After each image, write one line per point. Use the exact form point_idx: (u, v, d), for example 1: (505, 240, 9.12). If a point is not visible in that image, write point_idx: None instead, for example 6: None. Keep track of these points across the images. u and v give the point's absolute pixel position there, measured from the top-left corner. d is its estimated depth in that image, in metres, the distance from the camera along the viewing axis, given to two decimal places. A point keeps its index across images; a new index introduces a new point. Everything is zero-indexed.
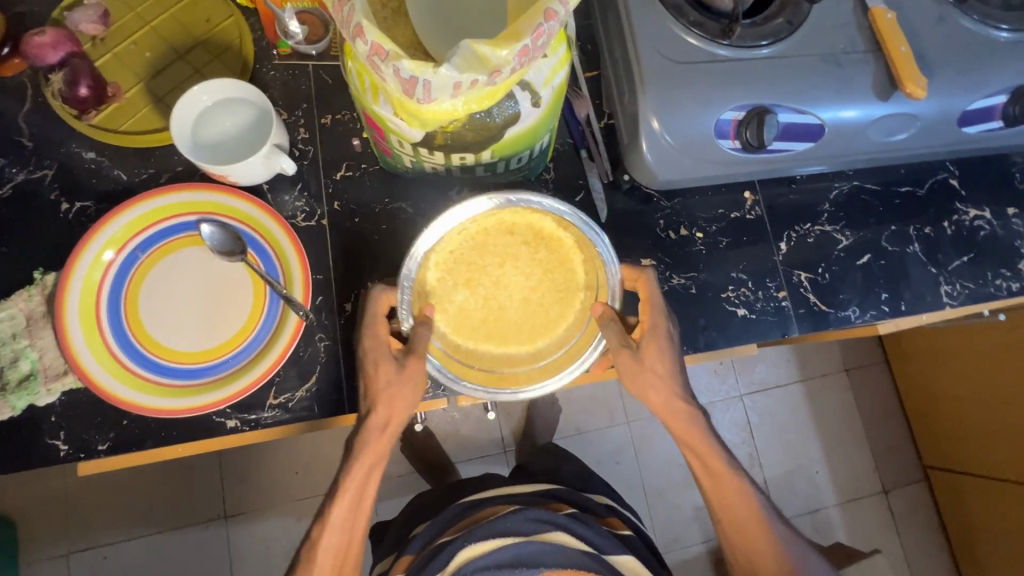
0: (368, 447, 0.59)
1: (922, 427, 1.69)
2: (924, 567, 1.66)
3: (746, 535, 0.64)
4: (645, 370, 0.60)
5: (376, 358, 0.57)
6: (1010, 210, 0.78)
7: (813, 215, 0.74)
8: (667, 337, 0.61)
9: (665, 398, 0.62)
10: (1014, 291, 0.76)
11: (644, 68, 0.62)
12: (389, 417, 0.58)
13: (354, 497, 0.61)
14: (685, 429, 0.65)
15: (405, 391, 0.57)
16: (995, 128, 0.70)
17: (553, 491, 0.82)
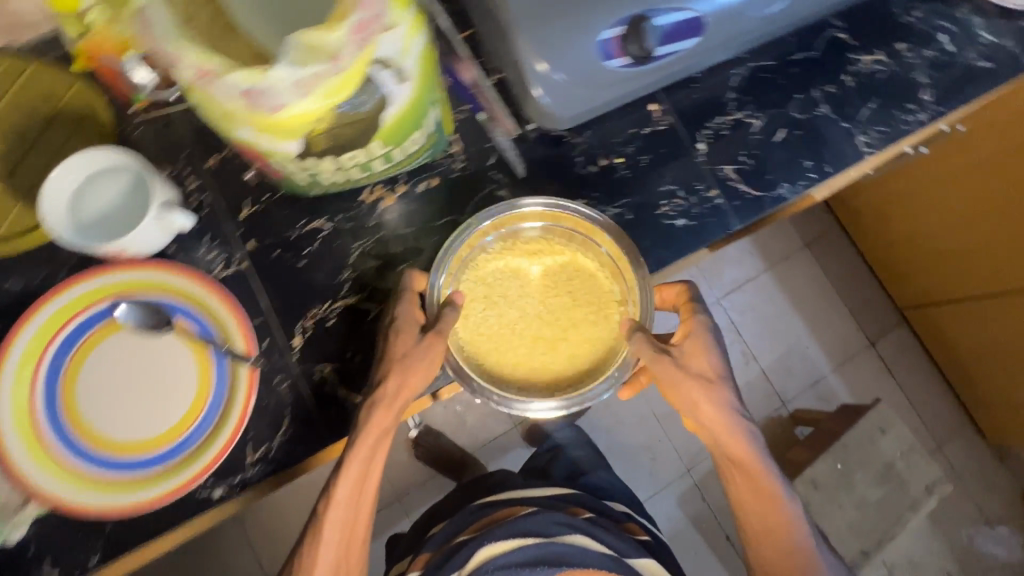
0: (372, 422, 0.57)
1: (889, 275, 1.76)
2: (924, 399, 1.76)
3: (768, 530, 0.78)
4: (688, 377, 0.73)
5: (400, 326, 0.58)
6: (900, 47, 0.80)
7: (721, 107, 0.74)
8: (711, 341, 0.74)
9: (717, 408, 0.74)
10: (924, 121, 0.78)
11: (511, 12, 0.60)
12: (399, 387, 0.57)
13: (358, 471, 0.58)
14: (734, 450, 0.76)
15: (421, 365, 0.57)
16: None
17: (573, 497, 0.88)
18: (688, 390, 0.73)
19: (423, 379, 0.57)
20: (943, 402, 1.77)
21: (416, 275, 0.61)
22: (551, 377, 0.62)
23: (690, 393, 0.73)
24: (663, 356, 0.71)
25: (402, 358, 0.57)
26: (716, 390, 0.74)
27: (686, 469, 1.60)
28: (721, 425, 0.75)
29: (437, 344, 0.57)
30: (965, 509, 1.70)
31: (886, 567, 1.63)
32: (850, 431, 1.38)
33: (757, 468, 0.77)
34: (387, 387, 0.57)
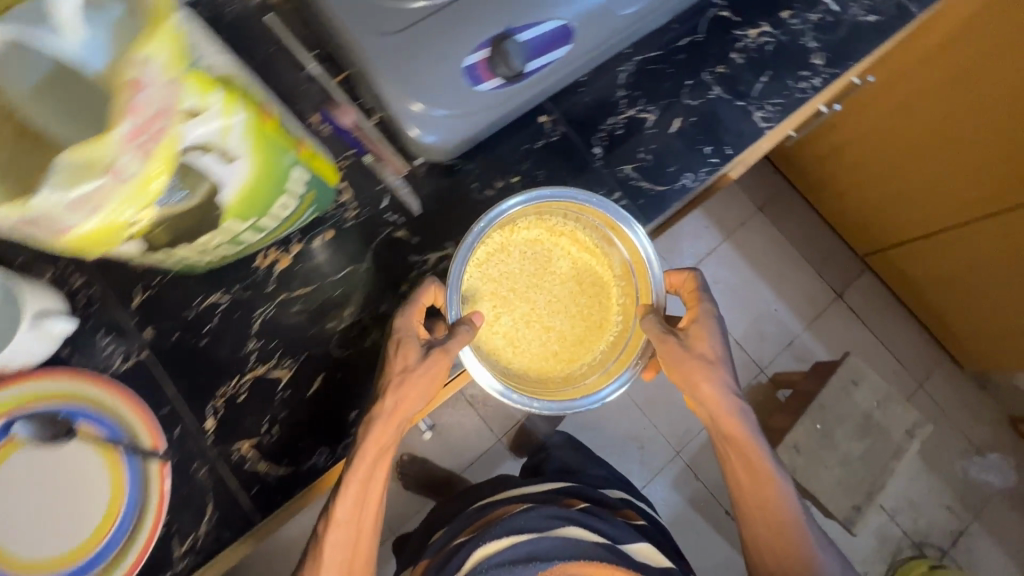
0: (373, 434, 0.59)
1: (845, 225, 1.77)
2: (898, 340, 1.78)
3: (759, 508, 0.76)
4: (689, 358, 0.73)
5: (402, 340, 0.59)
6: (784, 15, 0.79)
7: (612, 106, 0.73)
8: (713, 324, 0.75)
9: (714, 388, 0.74)
10: (819, 86, 0.78)
11: (369, 56, 0.58)
12: (397, 404, 0.59)
13: (359, 485, 0.59)
14: (728, 425, 0.76)
15: (421, 382, 0.59)
16: None
17: (564, 489, 0.86)
18: (686, 368, 0.73)
19: (418, 399, 0.59)
20: (917, 341, 1.79)
21: (428, 289, 0.61)
22: (570, 359, 0.79)
23: (692, 372, 0.73)
24: (667, 339, 0.72)
25: (405, 371, 0.59)
26: (717, 371, 0.74)
27: (676, 451, 1.62)
28: (719, 404, 0.75)
29: (441, 359, 0.59)
30: (953, 441, 1.72)
31: (885, 512, 1.65)
32: (825, 390, 1.39)
33: (751, 447, 0.76)
34: (385, 404, 0.59)
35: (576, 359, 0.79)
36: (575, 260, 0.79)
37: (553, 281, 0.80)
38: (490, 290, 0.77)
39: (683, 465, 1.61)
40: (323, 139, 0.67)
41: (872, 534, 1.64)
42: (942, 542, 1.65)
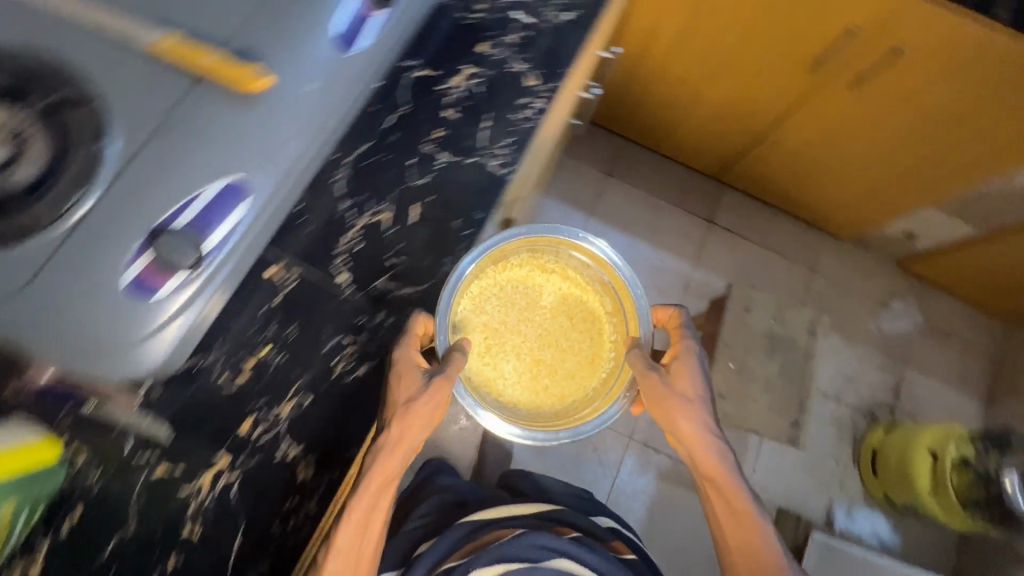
0: (380, 464, 0.61)
1: (687, 156, 1.82)
2: (777, 239, 1.85)
3: (741, 538, 0.89)
4: (673, 394, 0.91)
5: (402, 371, 0.62)
6: (482, 49, 0.75)
7: (341, 224, 0.67)
8: (690, 371, 0.93)
9: (693, 425, 0.91)
10: (543, 107, 0.74)
11: (9, 326, 0.51)
12: (402, 433, 0.62)
13: (362, 515, 0.61)
14: (706, 462, 0.91)
15: (426, 406, 0.62)
16: (382, 22, 0.66)
17: (551, 515, 0.97)
18: (668, 404, 0.90)
19: (423, 428, 0.62)
20: (793, 231, 1.86)
21: (421, 318, 0.63)
22: (562, 393, 1.01)
23: (673, 408, 0.91)
24: (650, 376, 0.91)
25: (408, 398, 0.62)
26: (696, 411, 0.91)
27: (628, 436, 1.62)
28: (698, 440, 0.91)
29: (442, 386, 0.63)
30: (858, 307, 1.81)
31: (830, 398, 1.72)
32: None
33: (729, 480, 0.90)
34: (390, 433, 0.61)
35: (566, 393, 1.01)
36: (563, 295, 1.03)
37: (545, 315, 1.05)
38: (483, 324, 1.04)
39: (640, 444, 1.62)
40: (27, 408, 0.56)
41: (829, 424, 1.70)
42: (887, 400, 1.74)
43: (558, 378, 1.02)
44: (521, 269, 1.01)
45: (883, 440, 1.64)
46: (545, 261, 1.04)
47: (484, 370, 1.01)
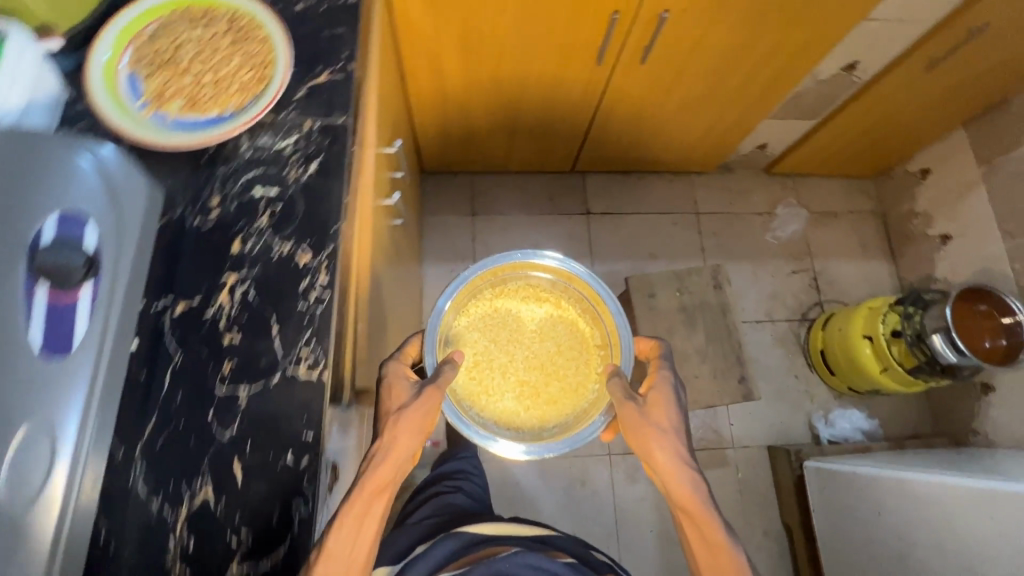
0: (377, 466, 0.65)
1: (538, 163, 1.79)
2: (654, 199, 1.87)
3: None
4: (646, 423, 0.83)
5: (391, 382, 0.74)
6: (236, 249, 0.66)
7: (160, 528, 0.57)
8: (669, 396, 0.86)
9: (668, 457, 0.82)
10: (329, 279, 0.66)
11: None
12: (395, 441, 0.67)
13: (355, 519, 0.61)
14: (680, 494, 0.81)
15: (422, 409, 0.69)
16: (94, 299, 0.56)
17: (549, 539, 0.92)
18: (641, 433, 0.83)
19: (417, 434, 0.68)
20: (664, 184, 1.88)
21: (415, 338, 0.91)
22: (544, 413, 0.95)
23: (645, 437, 0.83)
24: (626, 406, 0.84)
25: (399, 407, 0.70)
26: (673, 442, 0.82)
27: None
28: (674, 472, 0.82)
29: (434, 394, 0.71)
30: (750, 226, 1.86)
31: (765, 322, 1.77)
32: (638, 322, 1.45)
33: (705, 516, 0.80)
34: (383, 443, 0.67)
35: (546, 416, 0.94)
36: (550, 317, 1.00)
37: (533, 339, 1.01)
38: (472, 339, 0.98)
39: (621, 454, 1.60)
40: None
41: (773, 345, 1.75)
42: (813, 298, 1.80)
43: (540, 401, 0.96)
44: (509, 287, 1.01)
45: (824, 338, 1.68)
46: (536, 284, 1.03)
47: (469, 385, 0.95)
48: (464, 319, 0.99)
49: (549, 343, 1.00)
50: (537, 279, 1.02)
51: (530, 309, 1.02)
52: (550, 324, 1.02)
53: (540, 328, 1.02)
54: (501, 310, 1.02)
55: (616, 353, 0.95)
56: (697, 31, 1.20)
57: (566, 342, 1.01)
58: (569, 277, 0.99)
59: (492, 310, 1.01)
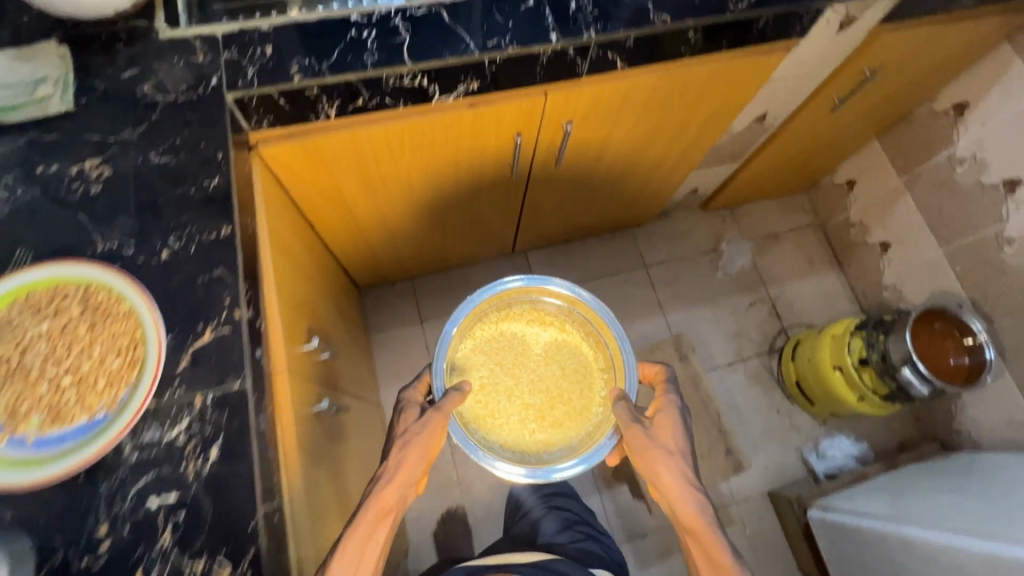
0: (388, 483, 0.81)
1: (476, 254, 1.72)
2: (600, 262, 1.83)
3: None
4: (654, 445, 0.90)
5: (405, 413, 0.91)
6: None
7: None
8: (674, 419, 0.94)
9: (676, 478, 0.89)
10: None
11: None
12: (399, 464, 0.83)
13: (358, 543, 0.76)
14: (686, 514, 0.87)
15: (424, 434, 0.86)
16: None
17: (549, 564, 1.03)
18: (649, 456, 0.90)
19: (419, 459, 0.84)
20: (606, 244, 1.85)
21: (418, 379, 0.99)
22: (549, 432, 1.00)
23: (653, 456, 0.90)
24: (633, 427, 0.91)
25: (405, 431, 0.86)
26: (679, 464, 0.90)
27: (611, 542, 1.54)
28: (678, 492, 0.88)
29: (437, 418, 0.87)
30: (700, 268, 1.84)
31: (736, 362, 1.75)
32: None
33: (710, 531, 0.86)
34: (391, 466, 0.83)
35: (551, 440, 0.99)
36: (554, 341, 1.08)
37: (540, 361, 1.08)
38: (481, 363, 1.05)
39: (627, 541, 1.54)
40: None
41: (750, 384, 1.73)
42: (776, 328, 1.79)
43: (546, 423, 1.02)
44: (514, 313, 1.08)
45: (797, 370, 1.66)
46: (542, 306, 1.10)
47: (477, 410, 1.01)
48: (471, 344, 1.06)
49: (555, 366, 1.07)
50: (542, 304, 1.09)
51: (535, 332, 1.09)
52: (556, 348, 1.09)
53: (547, 350, 1.08)
54: (508, 335, 1.08)
55: (619, 374, 1.03)
56: (601, 132, 1.18)
57: (572, 366, 1.07)
58: (572, 302, 1.06)
59: (497, 334, 1.08)
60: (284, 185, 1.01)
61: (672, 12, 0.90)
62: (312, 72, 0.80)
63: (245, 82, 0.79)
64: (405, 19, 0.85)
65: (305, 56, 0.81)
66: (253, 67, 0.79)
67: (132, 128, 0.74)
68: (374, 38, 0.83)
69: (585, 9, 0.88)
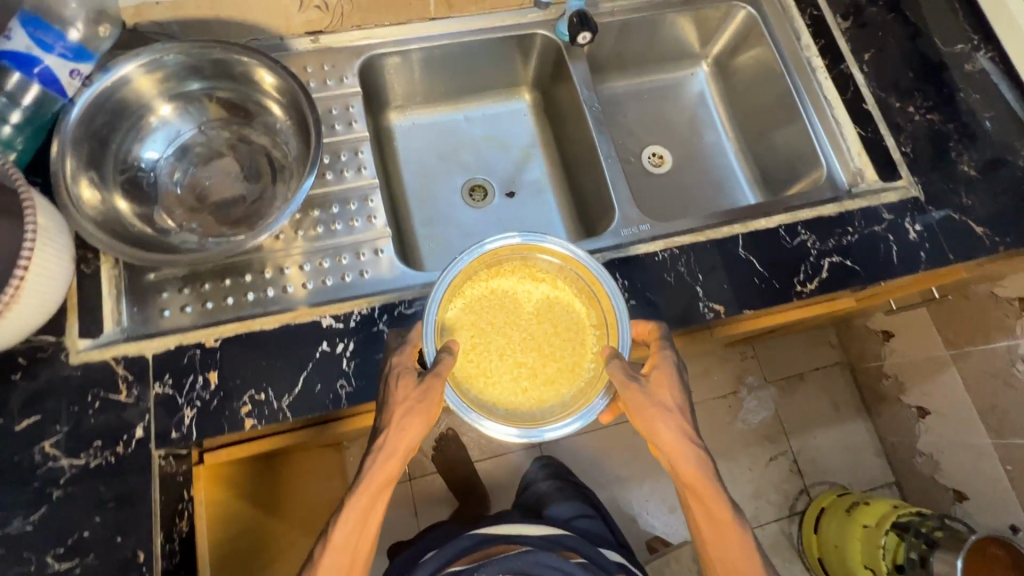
0: (381, 458, 0.60)
1: None
2: None
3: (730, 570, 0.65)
4: (651, 404, 0.63)
5: (399, 372, 0.60)
6: None
7: None
8: (676, 365, 0.67)
9: (675, 434, 0.64)
10: None
11: None
12: (397, 435, 0.60)
13: (356, 518, 0.60)
14: (688, 477, 0.65)
15: (427, 402, 0.60)
16: None
17: (559, 537, 0.85)
18: (646, 414, 0.63)
19: (421, 425, 0.61)
20: None
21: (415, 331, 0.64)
22: (541, 399, 0.64)
23: (649, 415, 0.63)
24: (630, 386, 0.61)
25: (402, 394, 0.60)
26: (680, 421, 0.65)
27: None
28: (679, 452, 0.64)
29: (434, 383, 0.59)
30: (717, 414, 1.68)
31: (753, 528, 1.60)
32: None
33: (714, 498, 0.65)
34: (387, 436, 0.60)
35: (544, 401, 0.64)
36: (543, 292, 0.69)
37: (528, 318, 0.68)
38: (470, 321, 0.67)
39: None
40: None
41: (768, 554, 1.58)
42: (797, 486, 1.65)
43: (536, 384, 0.65)
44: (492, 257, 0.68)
45: (820, 545, 1.52)
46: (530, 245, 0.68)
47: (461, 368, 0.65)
48: (457, 301, 0.67)
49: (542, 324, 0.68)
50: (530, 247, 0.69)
51: (527, 289, 0.69)
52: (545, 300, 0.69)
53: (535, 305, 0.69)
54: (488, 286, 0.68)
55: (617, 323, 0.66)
56: None
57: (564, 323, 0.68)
58: (563, 258, 0.67)
59: (485, 291, 0.68)
60: (228, 479, 0.78)
61: (727, 300, 0.73)
62: (268, 414, 0.62)
63: (180, 433, 0.60)
64: (392, 320, 0.68)
65: (260, 387, 0.63)
66: (191, 410, 0.61)
67: (25, 517, 0.56)
68: (352, 354, 0.65)
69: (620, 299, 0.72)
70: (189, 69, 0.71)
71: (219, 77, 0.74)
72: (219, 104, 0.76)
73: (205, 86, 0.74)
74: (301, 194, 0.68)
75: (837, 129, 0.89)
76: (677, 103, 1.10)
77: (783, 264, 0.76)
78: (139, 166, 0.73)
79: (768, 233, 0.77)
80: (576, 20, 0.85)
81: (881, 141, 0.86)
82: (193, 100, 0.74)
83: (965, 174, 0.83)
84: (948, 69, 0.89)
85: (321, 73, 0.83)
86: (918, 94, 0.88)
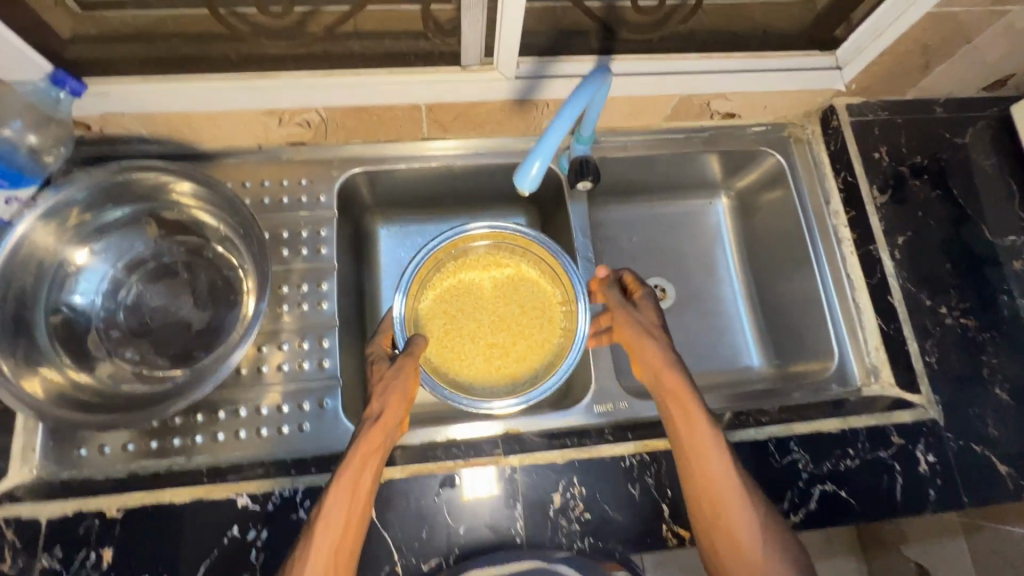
0: (367, 429, 0.59)
1: None
2: None
3: (712, 491, 0.58)
4: (641, 322, 0.67)
5: (377, 357, 0.67)
6: None
7: None
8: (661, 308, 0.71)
9: (662, 352, 0.65)
10: None
11: None
12: (382, 405, 0.61)
13: (351, 481, 0.56)
14: (673, 393, 0.63)
15: (405, 378, 0.63)
16: None
17: None
18: (637, 334, 0.67)
19: (404, 399, 0.62)
20: None
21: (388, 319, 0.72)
22: (513, 373, 0.73)
23: (640, 333, 0.66)
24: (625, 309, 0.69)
25: (377, 375, 0.64)
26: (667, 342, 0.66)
27: None
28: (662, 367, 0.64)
29: (408, 364, 0.64)
30: None
31: None
32: None
33: (700, 415, 0.61)
34: (373, 407, 0.61)
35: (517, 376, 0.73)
36: (505, 278, 0.78)
37: (495, 305, 0.77)
38: (442, 309, 0.76)
39: None
40: None
41: None
42: None
43: (508, 358, 0.74)
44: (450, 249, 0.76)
45: None
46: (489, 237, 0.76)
47: (439, 351, 0.74)
48: (429, 293, 0.76)
49: (508, 306, 0.77)
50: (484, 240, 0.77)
51: (491, 276, 0.78)
52: (508, 285, 0.78)
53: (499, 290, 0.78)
54: (453, 276, 0.77)
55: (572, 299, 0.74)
56: None
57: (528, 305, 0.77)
58: (523, 243, 0.76)
59: (454, 282, 0.77)
60: None
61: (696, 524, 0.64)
62: None
63: None
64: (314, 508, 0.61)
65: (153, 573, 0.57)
66: None
67: None
68: (263, 545, 0.59)
69: (573, 513, 0.64)
70: (106, 196, 0.67)
71: (146, 198, 0.69)
72: (153, 223, 0.71)
73: (131, 211, 0.70)
74: (258, 317, 0.63)
75: (858, 314, 0.81)
76: (693, 236, 0.99)
77: (768, 486, 0.67)
78: (68, 303, 0.67)
79: (755, 445, 0.68)
80: (574, 167, 0.76)
81: (902, 341, 0.76)
82: (123, 225, 0.70)
83: (994, 397, 0.73)
84: (995, 264, 0.79)
85: (296, 188, 0.78)
86: (954, 291, 0.78)
